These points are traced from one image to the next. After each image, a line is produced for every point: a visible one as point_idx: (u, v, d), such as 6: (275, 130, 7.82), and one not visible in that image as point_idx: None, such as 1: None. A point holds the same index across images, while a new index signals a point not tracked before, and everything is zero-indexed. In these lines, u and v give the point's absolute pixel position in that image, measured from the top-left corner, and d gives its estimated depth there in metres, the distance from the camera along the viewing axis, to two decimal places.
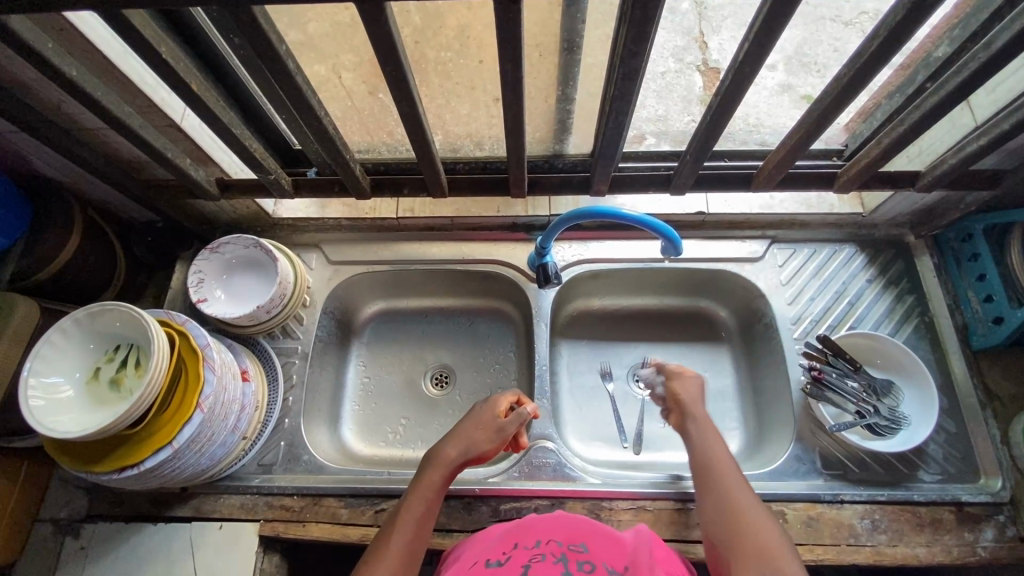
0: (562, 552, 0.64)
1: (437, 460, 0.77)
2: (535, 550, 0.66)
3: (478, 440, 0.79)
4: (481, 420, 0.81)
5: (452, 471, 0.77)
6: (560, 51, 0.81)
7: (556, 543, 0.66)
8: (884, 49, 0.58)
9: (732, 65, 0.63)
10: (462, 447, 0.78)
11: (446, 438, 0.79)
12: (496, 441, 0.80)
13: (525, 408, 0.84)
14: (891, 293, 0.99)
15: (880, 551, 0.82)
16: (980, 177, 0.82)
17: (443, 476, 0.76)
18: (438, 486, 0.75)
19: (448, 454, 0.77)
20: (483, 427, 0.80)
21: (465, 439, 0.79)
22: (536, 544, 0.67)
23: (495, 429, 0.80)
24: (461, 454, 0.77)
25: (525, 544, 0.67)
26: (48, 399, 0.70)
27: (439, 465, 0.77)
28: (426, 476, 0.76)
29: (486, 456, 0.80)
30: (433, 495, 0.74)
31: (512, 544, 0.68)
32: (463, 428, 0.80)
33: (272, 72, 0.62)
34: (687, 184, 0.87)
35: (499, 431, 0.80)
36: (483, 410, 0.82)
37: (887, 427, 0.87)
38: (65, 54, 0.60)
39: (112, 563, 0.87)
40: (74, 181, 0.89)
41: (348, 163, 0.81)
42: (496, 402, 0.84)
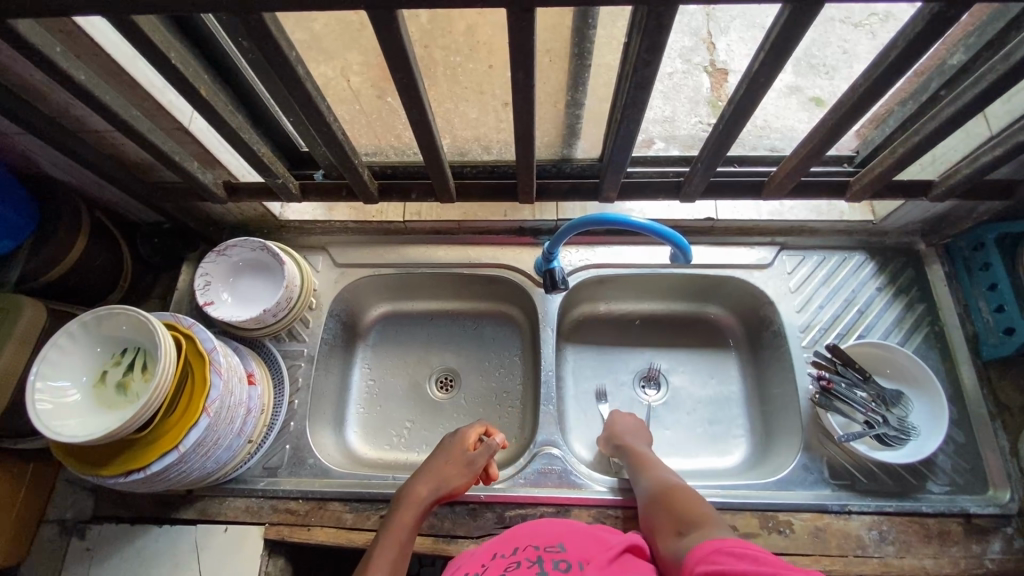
0: (538, 555, 0.67)
1: (407, 498, 0.80)
2: (512, 557, 0.68)
3: (445, 480, 0.82)
4: (449, 457, 0.85)
5: (424, 507, 0.80)
6: (570, 57, 0.79)
7: (533, 548, 0.69)
8: (902, 60, 0.57)
9: (746, 74, 0.62)
10: (433, 485, 0.82)
11: (416, 477, 0.83)
12: (464, 476, 0.83)
13: (495, 438, 0.87)
14: (901, 301, 0.98)
15: (887, 562, 0.81)
16: (994, 187, 0.81)
17: (416, 510, 0.80)
18: (410, 521, 0.78)
19: (418, 491, 0.81)
20: (452, 465, 0.84)
21: (434, 478, 0.82)
22: (514, 551, 0.69)
23: (463, 465, 0.84)
24: (431, 492, 0.81)
25: (503, 553, 0.70)
26: (54, 403, 0.70)
27: (411, 501, 0.80)
28: (399, 513, 0.79)
29: (457, 491, 0.83)
30: (409, 528, 0.78)
31: (492, 554, 0.71)
32: (431, 467, 0.84)
33: (282, 77, 0.62)
34: (697, 192, 0.86)
35: (469, 465, 0.84)
36: (451, 448, 0.86)
37: (896, 437, 0.86)
38: (73, 58, 0.59)
39: (118, 565, 0.87)
40: (81, 182, 0.89)
41: (357, 167, 0.80)
42: (463, 437, 0.87)
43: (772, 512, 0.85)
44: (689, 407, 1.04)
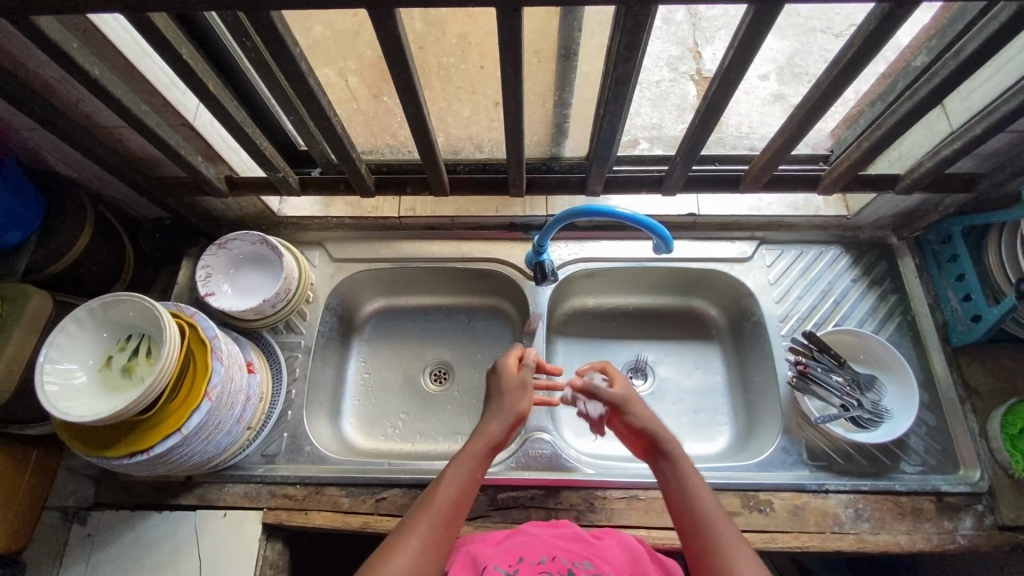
0: (567, 570, 0.66)
1: (479, 434, 0.78)
2: (542, 566, 0.67)
3: (504, 409, 0.81)
4: (506, 385, 0.84)
5: (498, 438, 0.79)
6: (557, 57, 0.85)
7: (561, 560, 0.68)
8: (860, 56, 0.62)
9: (719, 71, 0.67)
10: (501, 417, 0.80)
11: (484, 416, 0.81)
12: (525, 398, 0.83)
13: (532, 356, 0.88)
14: (875, 292, 1.02)
15: (863, 538, 0.85)
16: (957, 180, 0.86)
17: (489, 444, 0.78)
18: (484, 455, 0.77)
19: (490, 425, 0.79)
20: (508, 393, 0.83)
21: (501, 410, 0.81)
22: (542, 560, 0.69)
23: (519, 389, 0.83)
24: (502, 424, 0.79)
25: (531, 559, 0.68)
26: (62, 385, 0.73)
27: (485, 435, 0.78)
28: (471, 447, 0.77)
29: (525, 414, 0.82)
30: (477, 463, 0.76)
31: (518, 557, 0.69)
32: (496, 401, 0.82)
33: (286, 72, 0.66)
34: (677, 186, 0.91)
35: (524, 387, 0.84)
36: (505, 376, 0.85)
37: (870, 419, 0.91)
38: (88, 54, 0.63)
39: (119, 549, 0.89)
40: (86, 178, 0.92)
41: (355, 162, 0.84)
42: (512, 363, 0.86)
43: (753, 492, 0.88)
44: (675, 396, 1.08)
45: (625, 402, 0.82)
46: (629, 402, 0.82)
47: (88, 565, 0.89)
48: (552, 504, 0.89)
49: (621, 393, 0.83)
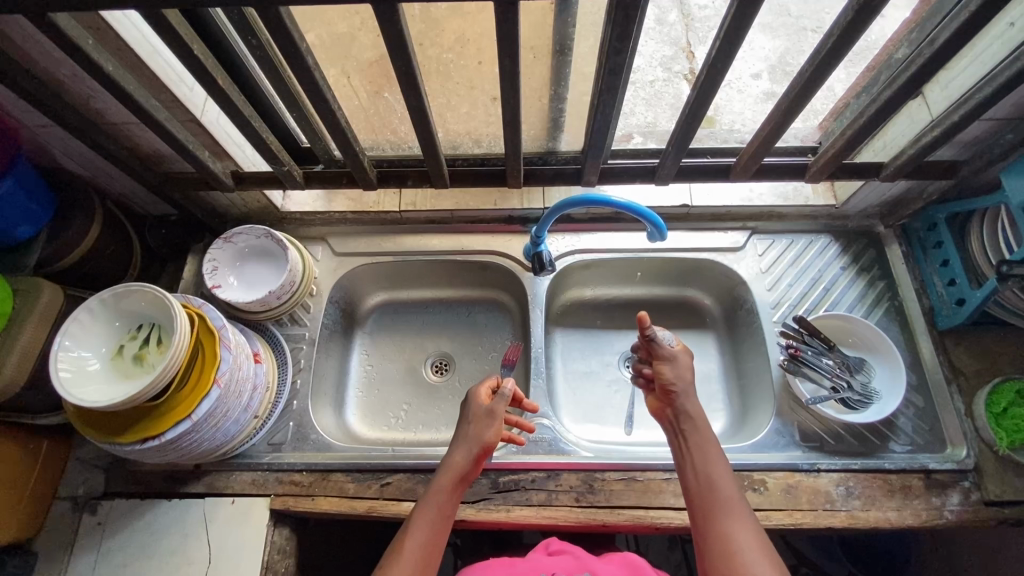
0: None
1: (445, 467, 0.79)
2: None
3: (470, 442, 0.81)
4: (472, 416, 0.84)
5: (463, 471, 0.79)
6: (552, 53, 0.89)
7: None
8: (840, 45, 0.66)
9: (707, 62, 0.72)
10: (467, 450, 0.81)
11: (452, 448, 0.82)
12: (493, 427, 0.82)
13: (505, 386, 0.87)
14: (863, 279, 1.06)
15: (853, 514, 0.88)
16: (938, 167, 0.89)
17: (454, 479, 0.78)
18: (452, 490, 0.77)
19: (456, 459, 0.80)
20: (474, 424, 0.83)
21: (466, 441, 0.82)
22: None
23: (486, 419, 0.83)
24: (468, 457, 0.80)
25: None
26: (76, 371, 0.76)
27: (451, 470, 0.79)
28: (438, 484, 0.78)
29: (494, 443, 0.82)
30: (445, 497, 0.77)
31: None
32: (462, 432, 0.83)
33: (293, 66, 0.69)
34: (670, 176, 0.94)
35: (492, 416, 0.83)
36: (471, 406, 0.85)
37: (859, 401, 0.94)
38: (102, 51, 0.66)
39: (130, 536, 0.91)
40: (94, 176, 0.95)
41: (358, 155, 0.87)
42: (477, 394, 0.86)
43: (747, 472, 0.91)
44: None
45: (670, 360, 0.86)
46: (673, 362, 0.86)
47: (99, 553, 0.91)
48: (553, 487, 0.91)
49: (669, 353, 0.86)
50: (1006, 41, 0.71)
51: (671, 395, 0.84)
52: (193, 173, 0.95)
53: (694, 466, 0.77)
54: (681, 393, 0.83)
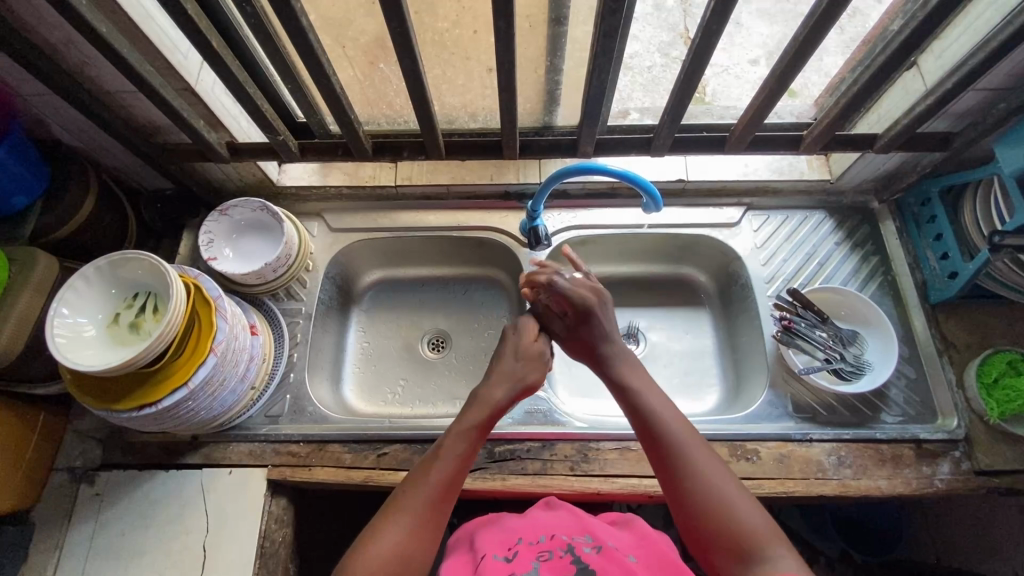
0: (567, 544, 0.72)
1: (481, 401, 0.78)
2: (541, 544, 0.73)
3: (517, 378, 0.81)
4: (522, 351, 0.84)
5: (499, 407, 0.79)
6: (547, 22, 0.87)
7: (560, 537, 0.74)
8: (835, 5, 0.66)
9: (700, 27, 0.71)
10: (508, 386, 0.80)
11: (488, 381, 0.80)
12: (539, 369, 0.83)
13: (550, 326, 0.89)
14: (857, 254, 1.06)
15: (845, 483, 0.89)
16: (931, 139, 0.90)
17: (487, 416, 0.77)
18: (486, 426, 0.77)
19: (494, 394, 0.79)
20: (524, 359, 0.83)
21: (510, 376, 0.81)
22: (542, 539, 0.74)
23: (535, 358, 0.84)
24: (507, 394, 0.79)
25: (531, 540, 0.74)
26: (72, 337, 0.76)
27: (487, 407, 0.78)
28: (472, 418, 0.77)
29: (536, 384, 0.83)
30: (477, 434, 0.76)
31: (516, 539, 0.74)
32: (506, 366, 0.82)
33: (287, 29, 0.69)
34: (665, 147, 0.94)
35: (539, 357, 0.84)
36: (521, 341, 0.85)
37: (852, 371, 0.95)
38: (96, 11, 0.66)
39: (128, 506, 0.92)
40: (89, 147, 0.94)
41: (353, 125, 0.87)
42: (527, 328, 0.87)
43: (740, 442, 0.92)
44: (666, 359, 1.11)
45: (585, 313, 0.85)
46: (591, 313, 0.85)
47: (96, 523, 0.91)
48: (548, 456, 0.92)
49: (584, 306, 0.85)
50: (999, 7, 0.71)
51: (593, 346, 0.84)
52: (187, 144, 0.94)
53: (643, 409, 0.76)
54: (607, 344, 0.84)
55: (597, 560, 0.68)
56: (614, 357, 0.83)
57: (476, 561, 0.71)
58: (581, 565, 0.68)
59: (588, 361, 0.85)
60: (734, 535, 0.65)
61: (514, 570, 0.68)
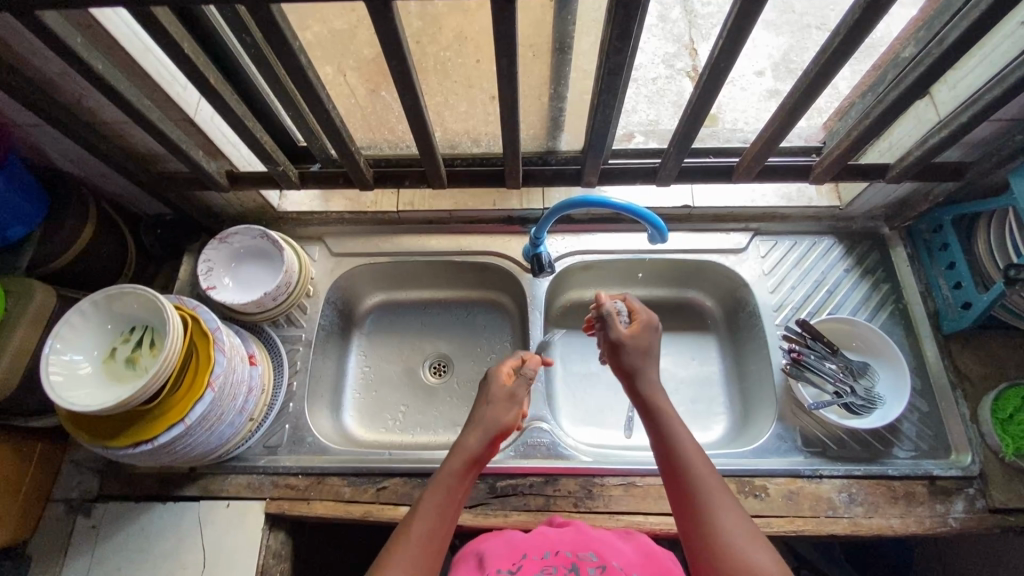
0: (572, 562, 0.68)
1: (457, 448, 0.75)
2: (546, 561, 0.68)
3: (494, 422, 0.77)
4: (494, 397, 0.81)
5: (479, 454, 0.75)
6: (552, 51, 0.89)
7: (565, 554, 0.69)
8: (847, 44, 0.65)
9: (709, 62, 0.70)
10: (480, 431, 0.77)
11: (462, 429, 0.78)
12: (510, 411, 0.79)
13: (528, 368, 0.85)
14: (868, 281, 1.04)
15: (856, 522, 0.87)
16: (945, 169, 0.88)
17: (467, 463, 0.74)
18: (462, 472, 0.73)
19: (468, 441, 0.76)
20: (496, 404, 0.80)
21: (484, 423, 0.77)
22: (546, 555, 0.70)
23: (506, 403, 0.80)
24: (481, 439, 0.76)
25: (534, 555, 0.69)
26: (67, 375, 0.75)
27: (461, 453, 0.75)
28: (448, 467, 0.74)
29: (509, 426, 0.79)
30: (458, 482, 0.73)
31: (521, 553, 0.70)
32: (479, 412, 0.79)
33: (285, 65, 0.68)
34: (671, 177, 0.92)
35: (510, 400, 0.81)
36: (494, 388, 0.82)
37: (862, 406, 0.93)
38: (92, 49, 0.65)
39: (125, 539, 0.91)
40: (90, 174, 0.94)
41: (354, 155, 0.86)
42: (500, 373, 0.84)
43: (748, 478, 0.90)
44: (672, 386, 1.09)
45: (648, 326, 0.85)
46: (652, 327, 0.85)
47: (92, 557, 0.90)
48: (551, 492, 0.90)
49: (652, 320, 0.85)
50: (1016, 41, 0.70)
51: (641, 356, 0.82)
52: (186, 172, 0.93)
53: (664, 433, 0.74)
54: (651, 361, 0.82)
55: None
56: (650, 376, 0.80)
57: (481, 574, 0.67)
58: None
59: (622, 373, 0.82)
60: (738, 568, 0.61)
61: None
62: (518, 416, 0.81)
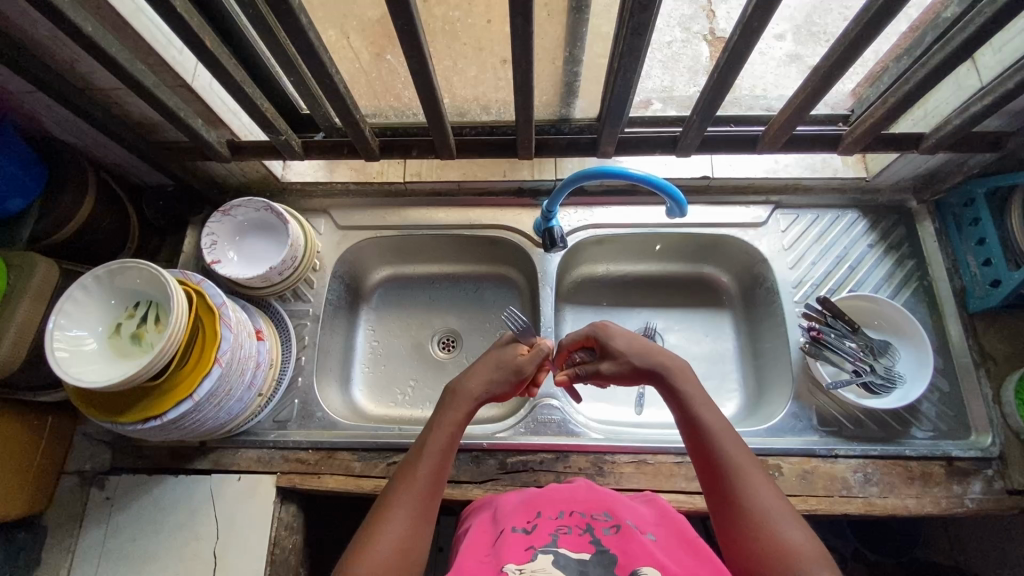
0: (586, 523, 0.67)
1: (459, 394, 0.74)
2: (560, 520, 0.67)
3: (502, 378, 0.76)
4: (504, 358, 0.78)
5: (477, 402, 0.75)
6: (568, 10, 0.78)
7: (579, 514, 0.68)
8: (890, 3, 0.61)
9: (740, 21, 0.65)
10: (484, 383, 0.76)
11: (465, 374, 0.76)
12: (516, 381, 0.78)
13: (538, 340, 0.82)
14: (892, 258, 1.00)
15: (871, 502, 0.86)
16: (982, 139, 0.83)
17: (469, 407, 0.74)
18: (464, 420, 0.73)
19: (471, 387, 0.74)
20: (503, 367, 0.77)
21: (486, 376, 0.76)
22: (559, 515, 0.69)
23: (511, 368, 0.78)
24: (483, 391, 0.75)
25: (549, 514, 0.69)
26: (73, 351, 0.74)
27: (465, 399, 0.74)
28: (451, 412, 0.73)
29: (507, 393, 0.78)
30: (458, 427, 0.72)
31: (535, 512, 0.70)
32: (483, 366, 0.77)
33: (285, 26, 0.64)
34: (692, 147, 0.89)
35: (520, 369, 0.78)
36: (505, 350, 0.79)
37: (882, 385, 0.90)
38: (79, 8, 0.61)
39: (139, 511, 0.91)
40: (86, 144, 0.91)
41: (359, 123, 0.82)
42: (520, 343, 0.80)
43: (761, 457, 0.89)
44: None
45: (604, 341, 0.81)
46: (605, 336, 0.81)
47: (107, 528, 0.91)
48: (561, 468, 0.90)
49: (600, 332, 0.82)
50: None
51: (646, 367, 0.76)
52: (187, 142, 0.90)
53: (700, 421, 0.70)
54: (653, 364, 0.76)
55: (616, 541, 0.63)
56: (660, 363, 0.76)
57: (496, 533, 0.67)
58: (600, 546, 0.62)
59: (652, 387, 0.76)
60: (781, 561, 0.59)
61: (532, 544, 0.63)
62: (530, 377, 0.79)
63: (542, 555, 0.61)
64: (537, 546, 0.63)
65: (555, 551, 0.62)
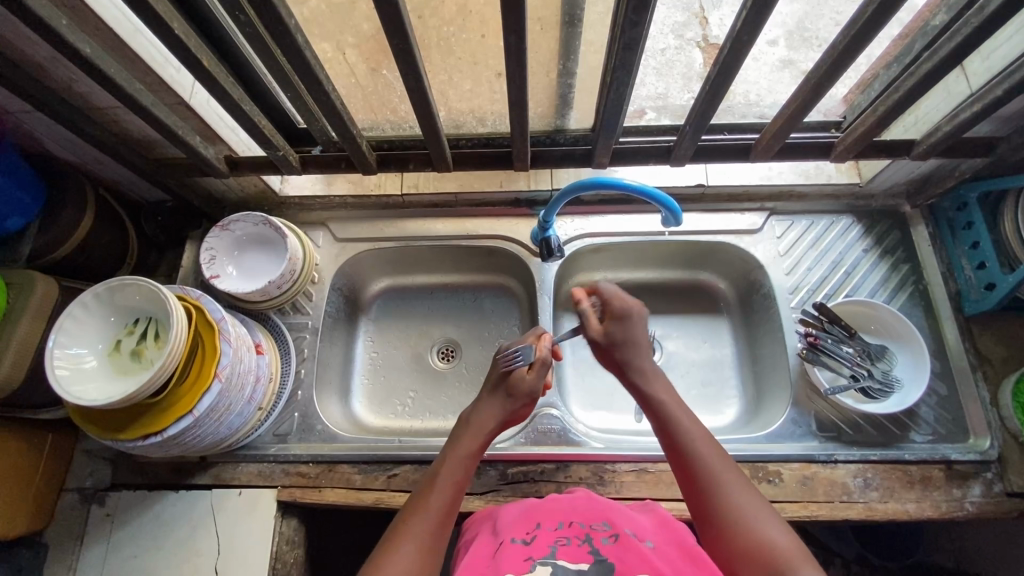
0: (586, 533, 0.67)
1: (471, 427, 0.76)
2: (559, 531, 0.68)
3: (511, 406, 0.77)
4: (512, 387, 0.78)
5: (489, 435, 0.76)
6: (561, 24, 0.80)
7: (578, 525, 0.68)
8: (878, 15, 0.62)
9: (730, 33, 0.66)
10: (496, 415, 0.77)
11: (477, 407, 0.78)
12: (525, 404, 0.78)
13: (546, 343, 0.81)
14: (887, 262, 1.01)
15: (871, 507, 0.86)
16: (973, 144, 0.84)
17: (481, 440, 0.75)
18: (476, 453, 0.74)
19: (484, 421, 0.76)
20: (513, 394, 0.78)
21: (499, 407, 0.77)
22: (559, 526, 0.69)
23: (520, 393, 0.78)
24: (495, 423, 0.77)
25: (549, 526, 0.69)
26: (73, 369, 0.74)
27: (477, 432, 0.75)
28: (463, 445, 0.74)
29: (520, 414, 0.79)
30: (469, 460, 0.73)
31: (535, 523, 0.70)
32: (495, 395, 0.79)
33: (282, 45, 0.65)
34: (686, 156, 0.89)
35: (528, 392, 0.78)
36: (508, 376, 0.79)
37: (880, 389, 0.90)
38: (78, 31, 0.62)
39: (140, 528, 0.91)
40: (86, 161, 0.91)
41: (355, 138, 0.83)
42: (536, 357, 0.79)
43: (761, 464, 0.89)
44: (683, 369, 1.07)
45: (620, 317, 0.80)
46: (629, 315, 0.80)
47: (107, 545, 0.91)
48: (562, 478, 0.90)
49: (623, 309, 0.80)
50: None
51: (622, 351, 0.78)
52: (185, 158, 0.91)
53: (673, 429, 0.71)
54: (635, 352, 0.78)
55: (615, 551, 0.63)
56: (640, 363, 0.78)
57: (496, 544, 0.67)
58: (599, 556, 0.62)
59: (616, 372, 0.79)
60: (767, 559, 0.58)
61: (531, 556, 0.63)
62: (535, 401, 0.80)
63: (541, 566, 0.61)
64: (536, 557, 0.63)
65: (553, 562, 0.62)
